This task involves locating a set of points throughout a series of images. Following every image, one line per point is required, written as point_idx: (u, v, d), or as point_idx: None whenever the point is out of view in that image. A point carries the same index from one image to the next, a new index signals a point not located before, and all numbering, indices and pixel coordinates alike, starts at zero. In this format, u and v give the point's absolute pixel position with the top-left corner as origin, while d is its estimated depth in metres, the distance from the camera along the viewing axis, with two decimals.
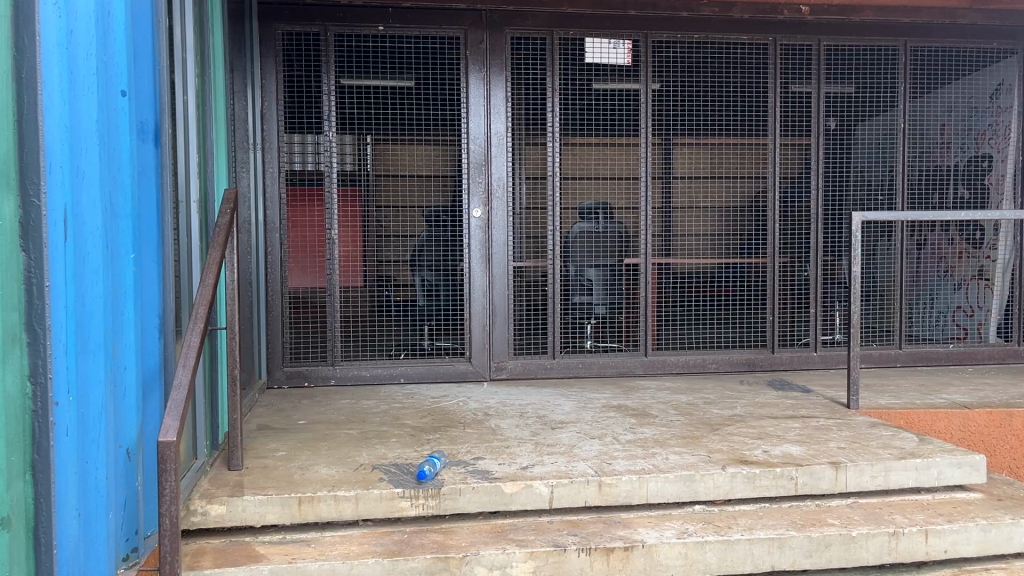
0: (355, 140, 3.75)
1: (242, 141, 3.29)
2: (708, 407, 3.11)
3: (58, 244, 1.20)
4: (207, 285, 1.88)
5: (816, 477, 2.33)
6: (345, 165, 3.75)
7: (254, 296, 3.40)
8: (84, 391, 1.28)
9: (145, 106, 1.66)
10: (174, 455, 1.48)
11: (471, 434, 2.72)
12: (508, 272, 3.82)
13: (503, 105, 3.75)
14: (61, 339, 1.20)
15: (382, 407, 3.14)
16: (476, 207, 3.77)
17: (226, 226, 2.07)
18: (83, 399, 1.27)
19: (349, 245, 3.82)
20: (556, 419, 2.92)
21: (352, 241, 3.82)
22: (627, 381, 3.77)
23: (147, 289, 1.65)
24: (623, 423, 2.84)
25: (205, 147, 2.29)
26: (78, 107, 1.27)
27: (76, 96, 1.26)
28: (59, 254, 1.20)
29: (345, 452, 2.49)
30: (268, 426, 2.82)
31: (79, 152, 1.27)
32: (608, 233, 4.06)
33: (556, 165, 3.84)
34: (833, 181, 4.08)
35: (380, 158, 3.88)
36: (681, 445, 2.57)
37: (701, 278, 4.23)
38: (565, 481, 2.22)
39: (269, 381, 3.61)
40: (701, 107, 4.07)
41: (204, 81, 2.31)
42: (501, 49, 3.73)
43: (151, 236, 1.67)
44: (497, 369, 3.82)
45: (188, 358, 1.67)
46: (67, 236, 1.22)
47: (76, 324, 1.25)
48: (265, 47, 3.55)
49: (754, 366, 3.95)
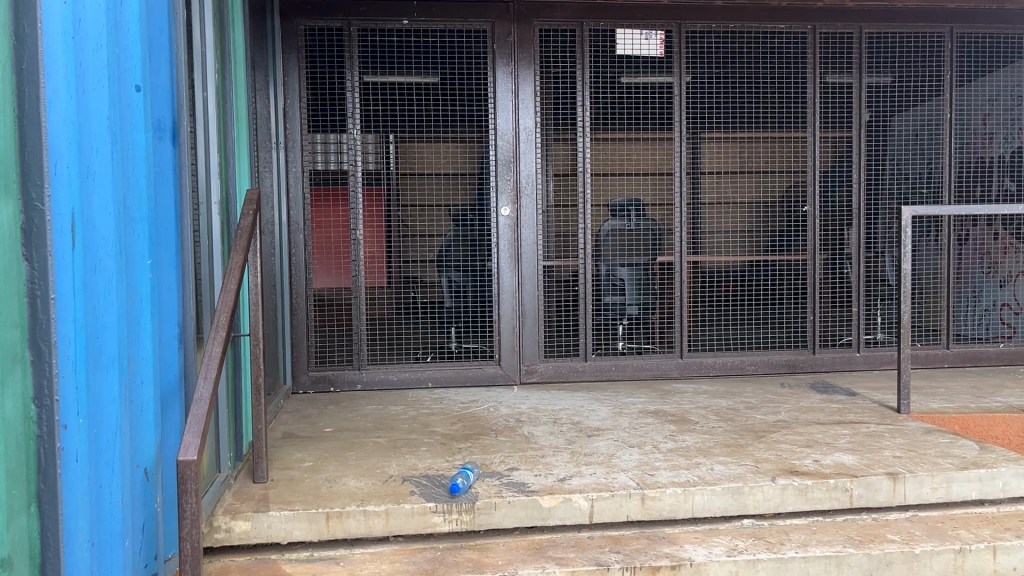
0: (378, 138, 3.65)
1: (264, 140, 3.24)
2: (750, 412, 2.97)
3: (64, 252, 1.10)
4: (229, 291, 1.80)
5: (872, 489, 2.19)
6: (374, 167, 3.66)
7: (278, 299, 3.33)
8: (96, 409, 1.18)
9: (162, 103, 1.57)
10: (194, 475, 1.39)
11: (504, 441, 2.61)
12: (537, 272, 3.70)
13: (532, 101, 3.63)
14: (68, 355, 1.10)
15: (410, 413, 3.03)
16: (504, 205, 3.66)
17: (248, 229, 1.97)
18: (95, 419, 1.17)
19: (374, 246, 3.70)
20: (592, 426, 2.80)
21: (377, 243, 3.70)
22: (662, 384, 3.65)
23: (166, 296, 1.55)
24: (662, 430, 2.71)
25: (226, 145, 2.19)
26: (87, 101, 1.17)
27: (84, 90, 1.16)
28: (66, 263, 1.10)
29: (374, 462, 2.39)
30: (293, 435, 2.72)
31: (88, 150, 1.17)
32: (642, 232, 3.89)
33: (586, 161, 3.72)
34: (875, 174, 3.91)
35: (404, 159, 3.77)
36: (725, 454, 2.44)
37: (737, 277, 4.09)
38: (605, 494, 2.10)
39: (294, 385, 3.53)
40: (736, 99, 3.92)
41: (225, 74, 2.21)
42: (529, 41, 3.61)
43: (170, 240, 1.58)
44: (527, 373, 3.70)
45: (210, 370, 1.57)
46: (74, 243, 1.12)
47: (86, 339, 1.15)
48: (286, 42, 3.44)
49: (794, 368, 3.82)
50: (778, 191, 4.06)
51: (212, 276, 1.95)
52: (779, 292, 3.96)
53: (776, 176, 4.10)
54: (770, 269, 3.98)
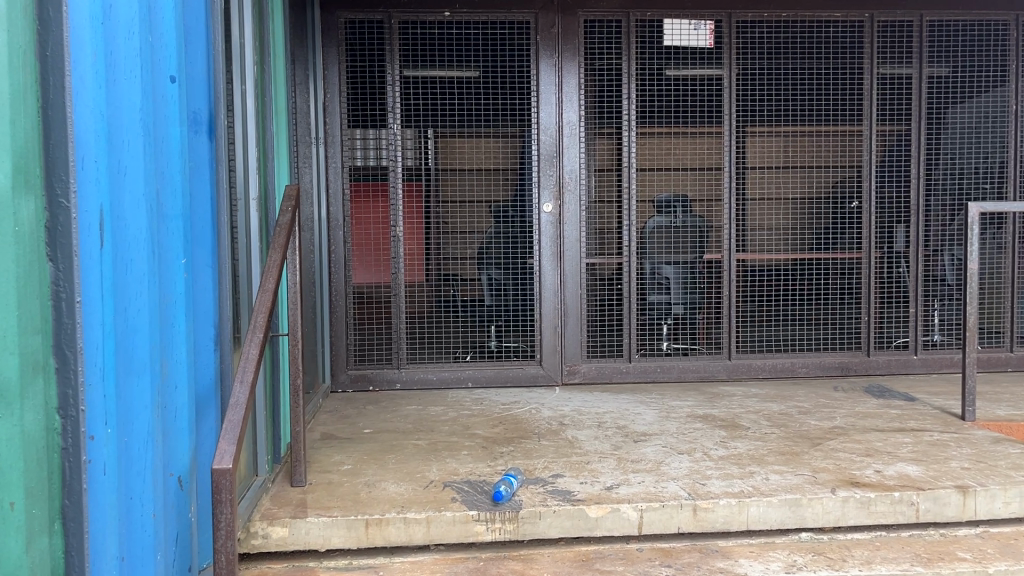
0: (417, 134, 3.55)
1: (303, 136, 3.21)
2: (804, 417, 2.85)
3: (93, 253, 1.03)
4: (267, 291, 1.74)
5: (940, 503, 2.07)
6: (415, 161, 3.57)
7: (317, 297, 3.29)
8: (126, 417, 1.12)
9: (200, 95, 1.50)
10: (231, 484, 1.33)
11: (548, 446, 2.53)
12: (580, 269, 3.60)
13: (576, 94, 3.53)
14: (96, 362, 1.04)
15: (451, 414, 2.96)
16: (547, 202, 3.56)
17: (287, 226, 1.93)
18: (125, 428, 1.12)
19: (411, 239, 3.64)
20: (638, 431, 2.70)
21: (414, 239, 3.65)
22: (709, 387, 3.53)
23: (201, 297, 1.50)
24: (712, 437, 2.60)
25: (265, 140, 2.14)
26: (118, 91, 1.10)
27: (115, 80, 1.09)
28: (94, 265, 1.04)
29: (414, 466, 2.32)
30: (332, 436, 2.66)
31: (119, 142, 1.10)
32: (688, 229, 3.78)
33: (632, 155, 3.62)
34: (936, 169, 3.74)
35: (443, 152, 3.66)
36: (780, 462, 2.33)
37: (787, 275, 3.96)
38: (655, 504, 2.01)
39: (333, 384, 3.49)
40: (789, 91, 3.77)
41: (264, 63, 2.15)
42: (574, 32, 3.51)
43: (206, 238, 1.52)
44: (570, 374, 3.61)
45: (247, 373, 1.51)
46: (103, 242, 1.06)
47: (116, 343, 1.09)
48: (326, 35, 3.38)
49: (848, 371, 3.68)
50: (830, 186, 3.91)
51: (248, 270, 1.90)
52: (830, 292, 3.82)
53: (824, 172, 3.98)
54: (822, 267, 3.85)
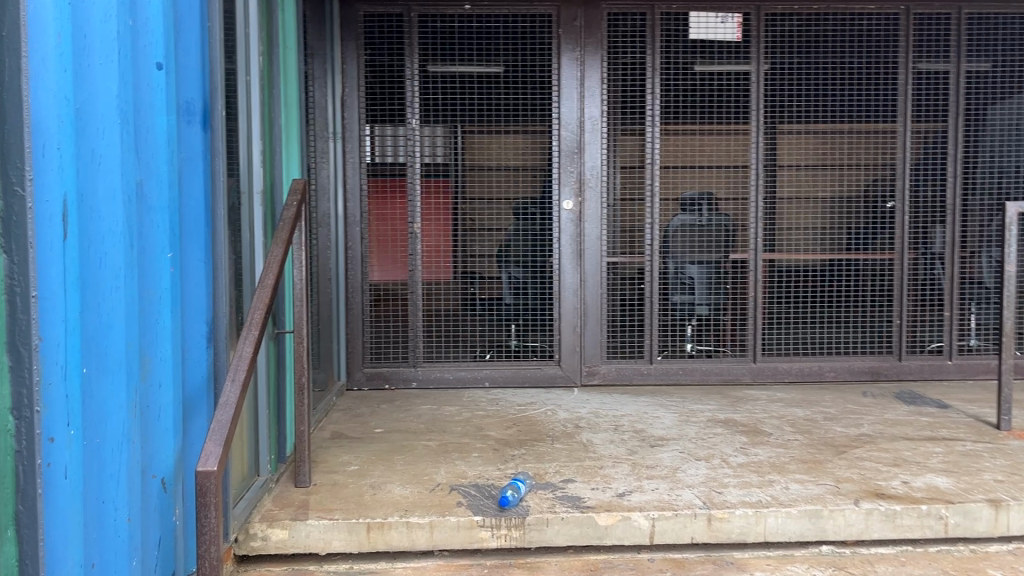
0: (451, 132, 3.50)
1: (321, 130, 3.19)
2: (829, 424, 2.74)
3: (53, 245, 0.98)
4: (266, 286, 1.71)
5: (971, 517, 1.96)
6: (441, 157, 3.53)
7: (334, 293, 3.26)
8: (94, 418, 1.07)
9: (193, 84, 1.46)
10: (215, 487, 1.28)
11: (561, 449, 2.45)
12: (602, 269, 3.53)
13: (599, 88, 3.45)
14: (56, 359, 0.99)
15: (464, 415, 2.90)
16: (567, 199, 3.49)
17: (292, 220, 1.92)
18: (94, 429, 1.07)
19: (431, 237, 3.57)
20: (655, 435, 2.61)
21: (439, 236, 3.59)
22: (733, 390, 3.42)
23: (190, 292, 1.45)
24: (732, 442, 2.51)
25: (272, 133, 2.10)
26: (90, 74, 1.05)
27: (86, 63, 1.04)
28: (55, 258, 0.99)
29: (422, 468, 2.26)
30: (342, 435, 2.62)
31: (90, 129, 1.06)
32: (714, 229, 3.68)
33: (655, 152, 3.54)
34: (974, 169, 3.60)
35: (469, 148, 3.54)
36: (802, 471, 2.23)
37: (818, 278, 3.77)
38: (667, 513, 1.93)
39: (348, 382, 3.45)
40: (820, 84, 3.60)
41: (272, 55, 2.11)
42: (597, 26, 3.43)
43: (197, 231, 1.47)
44: (589, 375, 3.53)
45: (238, 372, 1.46)
46: (67, 233, 1.01)
47: (82, 339, 1.04)
48: (345, 29, 3.34)
49: (878, 376, 3.56)
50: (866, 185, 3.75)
51: (250, 264, 1.86)
52: (859, 292, 3.69)
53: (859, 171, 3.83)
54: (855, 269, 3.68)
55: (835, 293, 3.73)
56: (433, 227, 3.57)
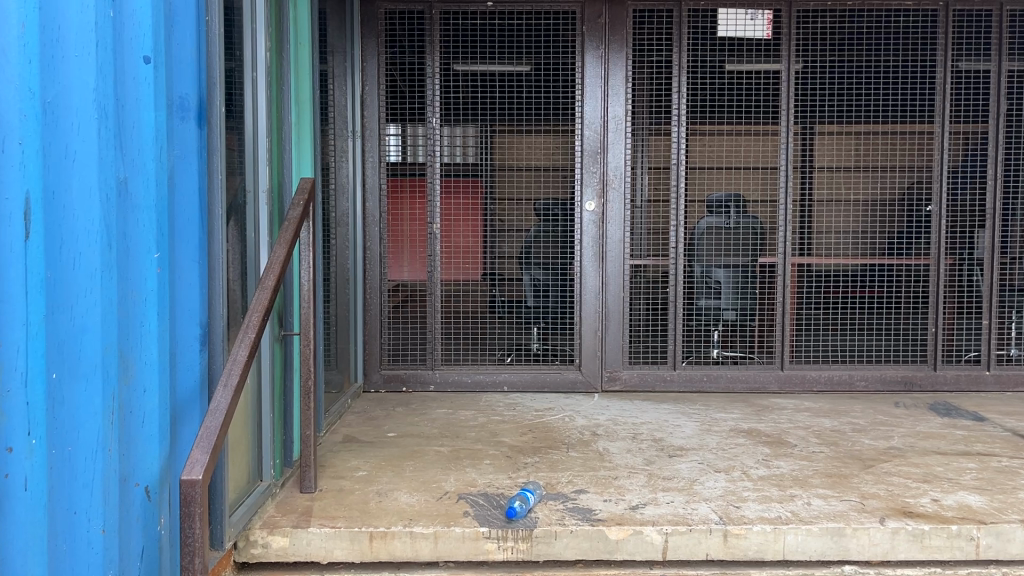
0: (478, 132, 3.49)
1: (341, 129, 3.11)
2: (857, 436, 2.64)
3: (13, 245, 0.94)
4: (266, 288, 1.66)
5: (1004, 539, 1.85)
6: (464, 158, 3.49)
7: (352, 293, 3.23)
8: (61, 426, 1.03)
9: (187, 79, 1.42)
10: (201, 497, 1.24)
11: (575, 458, 2.38)
12: (624, 272, 3.41)
13: (623, 87, 3.36)
14: (16, 365, 0.95)
15: (480, 420, 2.84)
16: (589, 200, 3.40)
17: (296, 220, 1.87)
18: (60, 438, 1.03)
19: (461, 235, 3.57)
20: (674, 445, 2.53)
21: (469, 235, 3.58)
22: (759, 398, 3.28)
23: (182, 293, 1.41)
24: (754, 454, 2.42)
25: (280, 130, 2.06)
26: (57, 68, 1.01)
27: (52, 54, 1.00)
28: (15, 258, 0.95)
29: (431, 475, 2.20)
30: (354, 439, 2.57)
31: (54, 126, 1.01)
32: (741, 230, 3.58)
33: (680, 152, 3.41)
34: (1016, 172, 3.44)
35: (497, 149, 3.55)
36: (826, 486, 2.14)
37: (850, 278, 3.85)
38: (681, 528, 1.85)
39: (365, 384, 3.41)
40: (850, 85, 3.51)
41: (282, 49, 2.07)
42: (622, 23, 3.33)
43: (191, 231, 1.43)
44: (610, 380, 3.43)
45: (230, 376, 1.41)
46: (29, 234, 0.97)
47: (48, 342, 1.00)
48: (366, 27, 3.31)
49: (911, 386, 3.37)
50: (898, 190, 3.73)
51: (256, 260, 1.85)
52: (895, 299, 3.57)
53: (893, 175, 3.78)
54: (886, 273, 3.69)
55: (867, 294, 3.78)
56: (464, 225, 3.57)
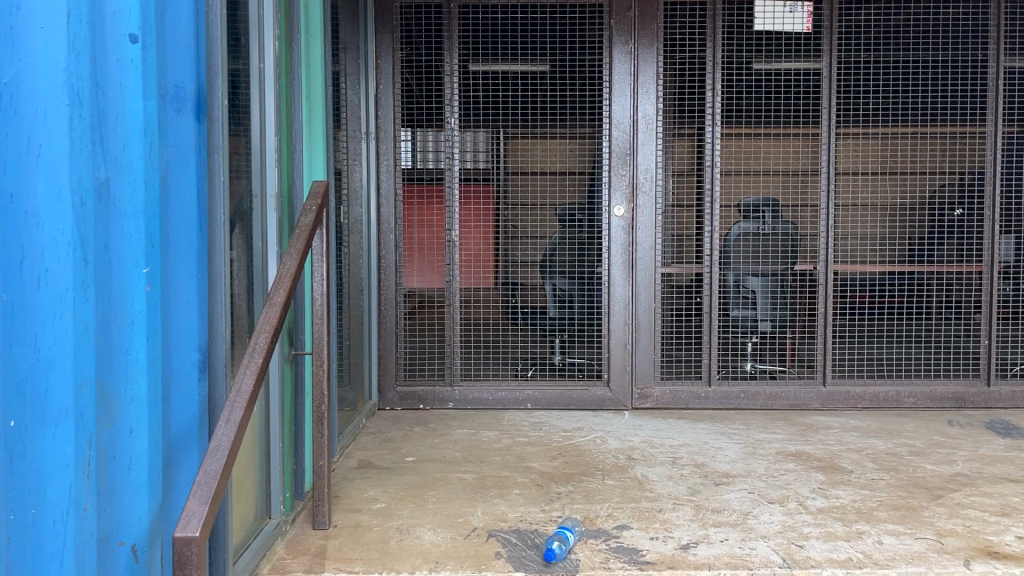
0: (489, 136, 3.34)
1: (354, 130, 2.92)
2: (917, 460, 2.42)
3: None
4: (274, 305, 1.46)
5: None
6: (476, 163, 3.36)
7: (366, 305, 3.03)
8: (14, 484, 0.84)
9: (184, 66, 1.23)
10: (197, 558, 1.04)
11: (613, 487, 2.17)
12: (655, 280, 3.17)
13: (654, 85, 3.12)
14: None
15: (504, 442, 2.64)
16: (617, 204, 3.16)
17: (307, 231, 1.66)
18: (10, 500, 0.84)
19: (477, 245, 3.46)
20: (718, 471, 2.32)
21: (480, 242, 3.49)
22: (800, 416, 3.04)
23: (179, 314, 1.22)
24: (809, 482, 2.21)
25: (288, 127, 1.86)
26: (12, 44, 0.83)
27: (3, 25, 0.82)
28: None
29: (457, 508, 2.00)
30: (370, 464, 2.37)
31: (7, 116, 0.83)
32: (779, 236, 3.35)
33: (715, 153, 3.17)
34: None
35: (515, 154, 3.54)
36: (895, 520, 1.92)
37: (874, 285, 3.72)
38: (742, 573, 1.64)
39: (380, 402, 3.20)
40: (881, 86, 3.44)
41: (292, 39, 1.88)
42: (651, 15, 3.10)
43: (188, 243, 1.24)
44: (641, 398, 3.18)
45: (234, 410, 1.22)
46: None
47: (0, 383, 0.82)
48: (379, 22, 3.10)
49: (963, 403, 3.12)
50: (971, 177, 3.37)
51: (263, 269, 1.68)
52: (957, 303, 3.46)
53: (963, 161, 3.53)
54: (910, 280, 3.61)
55: (894, 303, 3.64)
56: (474, 233, 3.45)
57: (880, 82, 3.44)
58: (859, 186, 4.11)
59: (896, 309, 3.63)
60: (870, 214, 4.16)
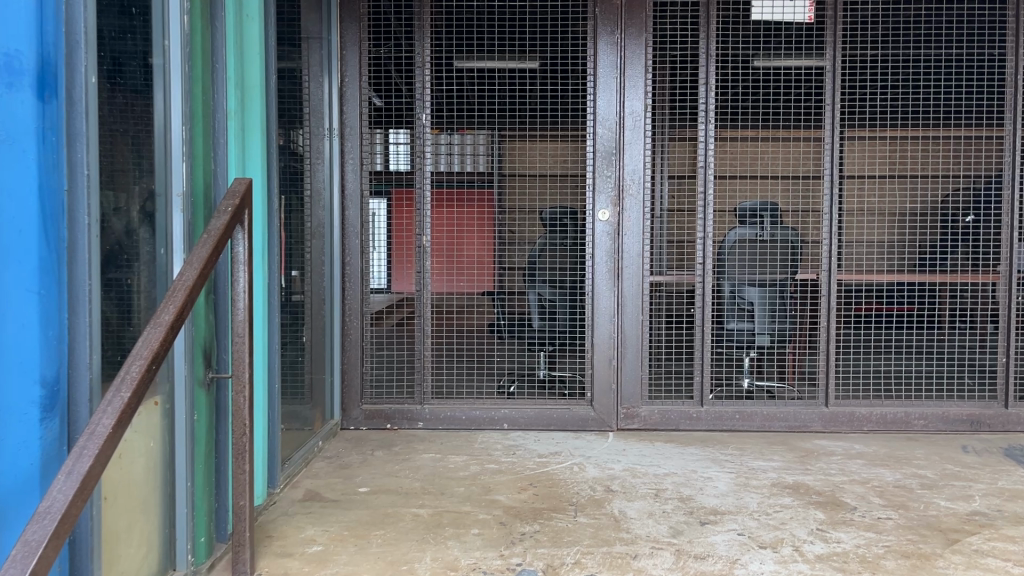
0: (488, 137, 3.14)
1: (316, 127, 2.68)
2: (929, 495, 2.16)
3: None
4: (163, 319, 1.21)
5: None
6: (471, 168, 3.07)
7: (328, 318, 2.79)
8: None
9: (20, 35, 0.99)
10: None
11: (585, 526, 1.92)
12: (643, 291, 2.92)
13: (642, 78, 2.86)
14: None
15: (471, 469, 2.39)
16: (603, 208, 2.91)
17: (221, 231, 1.41)
18: None
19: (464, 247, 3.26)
20: (705, 507, 2.07)
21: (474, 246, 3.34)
22: (800, 440, 2.78)
23: (13, 340, 1.00)
24: (806, 521, 1.95)
25: (207, 114, 1.62)
26: None
27: None
28: None
29: (403, 553, 1.75)
30: (317, 496, 2.13)
31: None
32: (777, 244, 3.11)
33: (709, 154, 2.91)
34: None
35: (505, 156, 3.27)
36: (904, 573, 1.66)
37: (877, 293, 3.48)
38: None
39: (344, 421, 2.96)
40: (888, 86, 3.19)
41: (214, 15, 1.64)
42: (639, 4, 2.84)
43: (26, 251, 1.01)
44: (627, 419, 2.93)
45: (80, 460, 0.98)
46: None
47: None
48: (344, 12, 2.86)
49: (978, 427, 2.86)
50: (985, 181, 3.12)
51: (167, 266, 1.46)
52: (969, 316, 3.24)
53: (974, 168, 3.33)
54: (918, 290, 3.38)
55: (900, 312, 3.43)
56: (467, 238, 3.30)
57: (887, 82, 3.19)
58: (867, 190, 3.84)
59: (903, 319, 3.39)
60: (879, 219, 3.96)
